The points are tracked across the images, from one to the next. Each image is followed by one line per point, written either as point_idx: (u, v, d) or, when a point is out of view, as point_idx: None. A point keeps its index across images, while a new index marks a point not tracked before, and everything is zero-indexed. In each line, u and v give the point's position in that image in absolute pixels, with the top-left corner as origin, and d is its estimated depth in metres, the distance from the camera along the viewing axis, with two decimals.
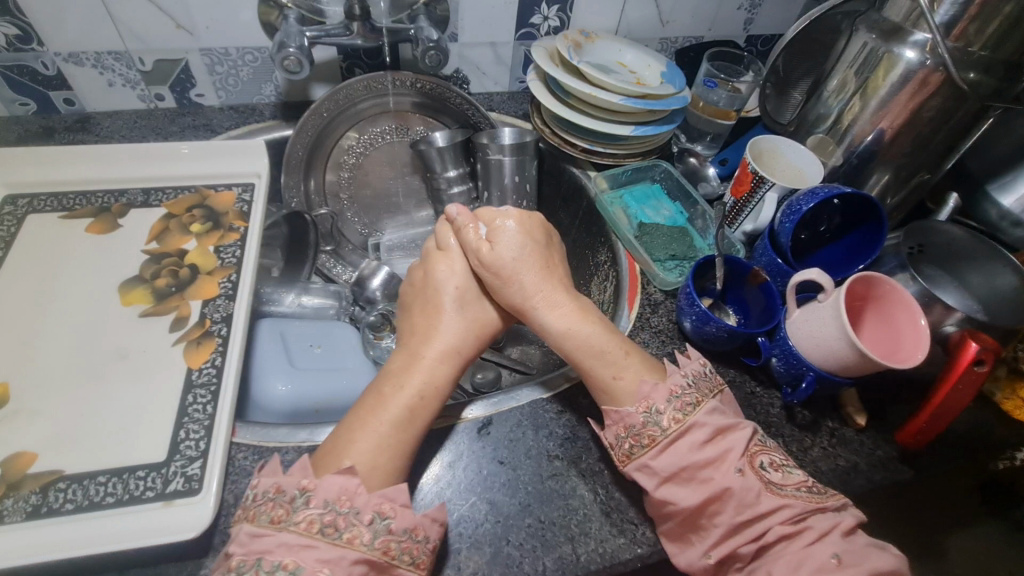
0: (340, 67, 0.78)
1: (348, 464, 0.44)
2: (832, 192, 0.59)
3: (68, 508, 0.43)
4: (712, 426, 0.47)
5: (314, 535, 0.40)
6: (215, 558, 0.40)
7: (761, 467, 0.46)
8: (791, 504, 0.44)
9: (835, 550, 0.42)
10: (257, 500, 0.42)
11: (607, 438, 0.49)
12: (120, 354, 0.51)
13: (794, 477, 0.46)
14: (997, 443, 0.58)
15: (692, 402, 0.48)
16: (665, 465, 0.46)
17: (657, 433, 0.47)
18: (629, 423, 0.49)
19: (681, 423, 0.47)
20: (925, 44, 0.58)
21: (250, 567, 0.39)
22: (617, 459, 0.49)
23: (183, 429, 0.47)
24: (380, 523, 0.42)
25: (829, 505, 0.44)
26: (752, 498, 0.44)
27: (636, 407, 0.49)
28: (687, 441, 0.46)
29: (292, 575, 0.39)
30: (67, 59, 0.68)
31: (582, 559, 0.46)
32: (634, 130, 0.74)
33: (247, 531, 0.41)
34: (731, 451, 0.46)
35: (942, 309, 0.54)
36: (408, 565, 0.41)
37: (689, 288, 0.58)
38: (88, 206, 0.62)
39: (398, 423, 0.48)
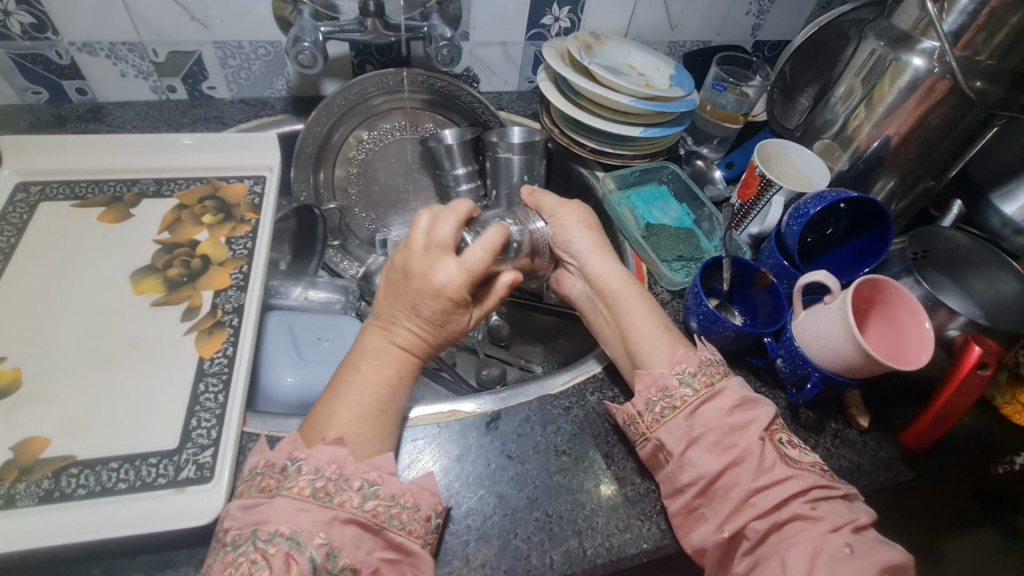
0: (352, 63, 0.78)
1: (336, 434, 0.45)
2: (840, 196, 0.60)
3: (80, 494, 0.43)
4: (741, 393, 0.50)
5: (307, 499, 0.41)
6: (245, 528, 0.40)
7: (779, 443, 0.48)
8: (803, 475, 0.45)
9: (847, 539, 0.41)
10: (306, 474, 0.42)
11: (637, 405, 0.51)
12: (131, 342, 0.52)
13: (808, 457, 0.48)
14: (997, 447, 0.59)
15: (720, 371, 0.52)
16: (693, 426, 0.48)
17: (689, 395, 0.49)
18: (662, 385, 0.51)
19: (711, 387, 0.50)
20: (933, 52, 0.59)
21: (244, 538, 0.39)
22: (645, 426, 0.50)
23: (194, 417, 0.48)
24: (369, 489, 0.43)
25: (840, 489, 0.45)
26: (770, 464, 0.45)
27: (670, 368, 0.52)
28: (717, 405, 0.49)
29: (292, 538, 0.38)
30: (80, 49, 0.69)
31: (589, 553, 0.47)
32: (643, 131, 0.74)
33: (286, 504, 0.40)
34: (756, 422, 0.48)
35: (946, 313, 0.55)
36: (399, 531, 0.42)
37: (697, 288, 0.59)
38: (100, 195, 0.63)
39: (365, 402, 0.47)
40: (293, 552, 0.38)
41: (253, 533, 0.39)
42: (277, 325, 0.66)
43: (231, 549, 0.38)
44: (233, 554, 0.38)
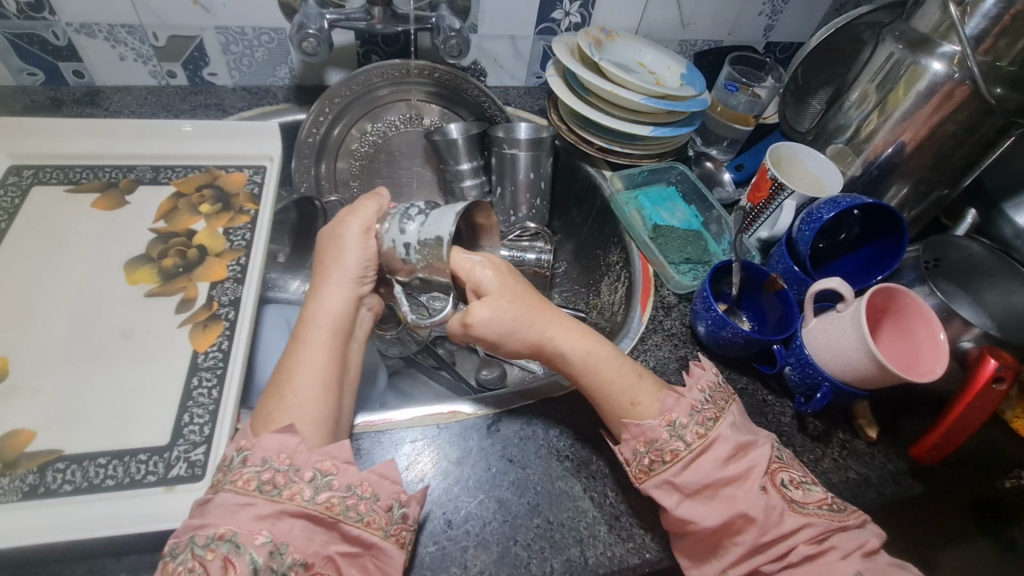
0: (357, 53, 0.76)
1: (289, 423, 0.44)
2: (854, 202, 0.58)
3: (65, 490, 0.42)
4: (735, 441, 0.46)
5: (252, 492, 0.40)
6: (185, 536, 0.39)
7: (783, 486, 0.45)
8: (813, 522, 0.43)
9: (857, 568, 0.42)
10: (252, 465, 0.41)
11: (624, 454, 0.48)
12: (123, 333, 0.50)
13: (814, 495, 0.45)
14: (1005, 461, 0.58)
15: (713, 416, 0.48)
16: (690, 483, 0.45)
17: (681, 449, 0.46)
18: (651, 437, 0.47)
19: (704, 439, 0.46)
20: (953, 57, 0.58)
21: (183, 546, 0.38)
22: (633, 477, 0.47)
23: (187, 413, 0.46)
24: (321, 480, 0.42)
25: (850, 523, 0.44)
26: (778, 519, 0.43)
27: (658, 420, 0.47)
28: (711, 458, 0.45)
29: (231, 540, 0.38)
30: (78, 30, 0.67)
31: (590, 562, 0.45)
32: (653, 130, 0.73)
33: (229, 500, 0.40)
34: (755, 470, 0.45)
35: (960, 324, 0.53)
36: (355, 523, 0.41)
37: (706, 292, 0.58)
38: (95, 181, 0.61)
39: (313, 381, 0.47)
40: (232, 557, 0.37)
41: (190, 540, 0.38)
42: (274, 319, 0.65)
43: (168, 561, 0.37)
44: (172, 564, 0.37)
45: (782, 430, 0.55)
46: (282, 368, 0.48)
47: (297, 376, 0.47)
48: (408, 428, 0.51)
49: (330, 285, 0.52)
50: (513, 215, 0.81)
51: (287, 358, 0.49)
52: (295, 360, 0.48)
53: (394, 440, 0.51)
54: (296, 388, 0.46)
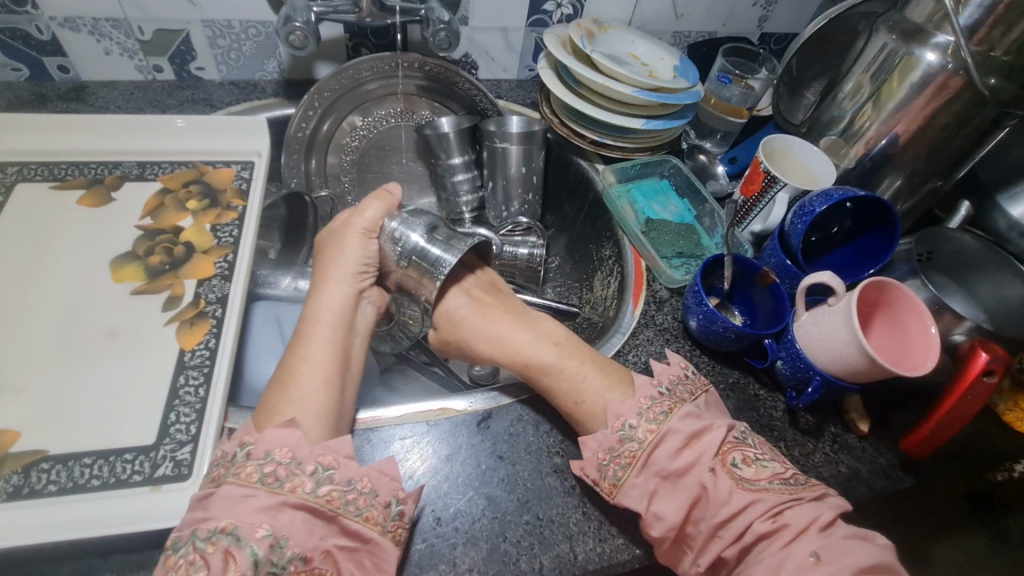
0: (346, 46, 0.76)
1: (291, 415, 0.44)
2: (846, 195, 0.58)
3: (50, 490, 0.42)
4: (686, 432, 0.47)
5: (254, 484, 0.40)
6: (187, 530, 0.39)
7: (732, 465, 0.45)
8: (763, 498, 0.43)
9: (813, 548, 0.40)
10: (256, 459, 0.41)
11: (590, 472, 0.48)
12: (109, 332, 0.50)
13: (766, 471, 0.45)
14: (996, 454, 0.58)
15: (664, 409, 0.49)
16: (649, 480, 0.46)
17: (636, 449, 0.47)
18: (609, 446, 0.48)
19: (654, 434, 0.47)
20: (947, 47, 0.57)
21: (185, 540, 0.38)
22: (605, 492, 0.46)
23: (173, 412, 0.46)
24: (322, 473, 0.42)
25: (805, 496, 0.43)
26: (724, 496, 0.44)
27: (610, 427, 0.49)
28: (663, 451, 0.46)
29: (232, 533, 0.38)
30: (62, 24, 0.66)
31: (580, 558, 0.45)
32: (645, 123, 0.72)
33: (231, 492, 0.40)
34: (704, 453, 0.46)
35: (952, 317, 0.53)
36: (354, 517, 0.41)
37: (697, 286, 0.57)
38: (80, 177, 0.60)
39: (315, 373, 0.48)
40: (232, 549, 0.37)
41: (192, 533, 0.38)
42: (264, 316, 0.65)
43: (171, 553, 0.37)
44: (173, 557, 0.37)
45: (772, 425, 0.55)
46: (286, 363, 0.49)
47: (300, 368, 0.48)
48: (398, 425, 0.51)
49: (327, 290, 0.54)
50: (505, 210, 0.81)
51: (291, 352, 0.50)
52: (301, 354, 0.49)
53: (383, 437, 0.50)
54: (300, 380, 0.47)
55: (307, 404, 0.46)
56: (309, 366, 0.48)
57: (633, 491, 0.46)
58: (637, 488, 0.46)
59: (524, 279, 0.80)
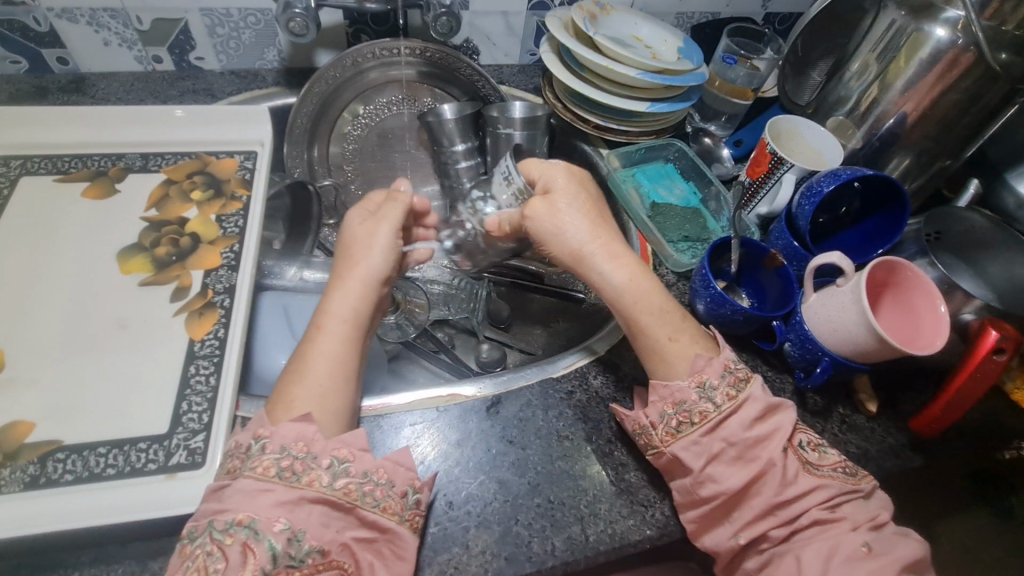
0: (346, 33, 0.75)
1: (306, 411, 0.43)
2: (855, 174, 0.57)
3: (66, 480, 0.42)
4: (765, 402, 0.46)
5: (271, 479, 0.40)
6: (203, 520, 0.39)
7: (800, 447, 0.46)
8: (827, 484, 0.44)
9: (865, 539, 0.42)
10: (272, 452, 0.41)
11: (650, 416, 0.48)
12: (119, 323, 0.50)
13: (827, 458, 0.46)
14: (1005, 432, 0.58)
15: (744, 377, 0.48)
16: (714, 443, 0.45)
17: (709, 410, 0.46)
18: (680, 399, 0.47)
19: (734, 400, 0.46)
20: (956, 23, 0.57)
21: (201, 530, 0.38)
22: (659, 441, 0.47)
23: (184, 401, 0.46)
24: (339, 467, 0.42)
25: (862, 488, 0.45)
26: (792, 477, 0.43)
27: (690, 381, 0.47)
28: (739, 419, 0.45)
29: (249, 526, 0.38)
30: (59, 15, 0.65)
31: (592, 539, 0.46)
32: (649, 106, 0.71)
33: (248, 486, 0.40)
34: (779, 429, 0.45)
35: (961, 296, 0.53)
36: (371, 508, 0.41)
37: (704, 269, 0.57)
38: (84, 170, 0.60)
39: (331, 370, 0.46)
40: (250, 543, 0.37)
41: (208, 524, 0.38)
42: (271, 306, 0.65)
43: (188, 542, 0.38)
44: (190, 547, 0.38)
45: None
46: (301, 353, 0.47)
47: (314, 358, 0.46)
48: (408, 412, 0.51)
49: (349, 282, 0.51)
50: None
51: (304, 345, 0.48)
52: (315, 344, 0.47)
53: (393, 424, 0.51)
54: (314, 372, 0.45)
55: (321, 400, 0.44)
56: (326, 361, 0.46)
57: (692, 447, 0.45)
58: (696, 445, 0.45)
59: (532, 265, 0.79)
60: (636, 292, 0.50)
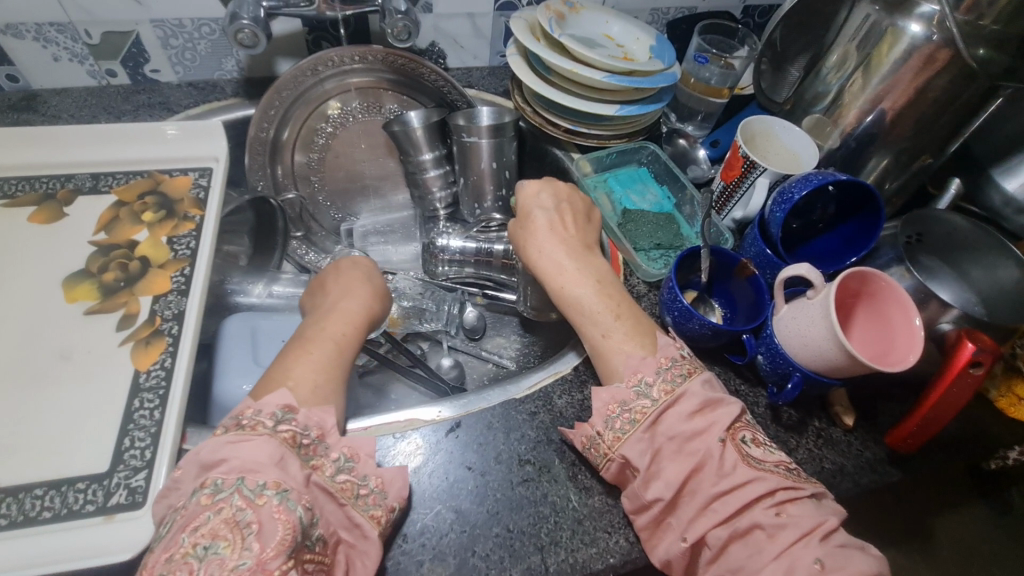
0: (306, 40, 0.72)
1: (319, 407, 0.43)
2: (827, 179, 0.55)
3: (0, 524, 0.41)
4: (703, 397, 0.45)
5: (291, 448, 0.39)
6: (230, 475, 0.37)
7: (742, 443, 0.44)
8: (766, 477, 0.42)
9: (817, 555, 0.38)
10: (297, 424, 0.41)
11: (596, 424, 0.47)
12: (62, 355, 0.48)
13: (772, 455, 0.44)
14: (988, 442, 0.56)
15: (682, 372, 0.47)
16: (655, 439, 0.44)
17: (647, 406, 0.45)
18: (620, 400, 0.47)
19: (672, 393, 0.45)
20: (932, 17, 0.54)
21: (227, 485, 0.37)
22: (606, 446, 0.46)
23: (127, 437, 0.45)
24: (344, 462, 0.42)
25: (807, 488, 0.43)
26: (728, 468, 0.42)
27: (625, 382, 0.47)
28: (676, 412, 0.45)
29: (281, 492, 0.37)
30: (4, 31, 0.63)
31: (552, 570, 0.44)
32: (619, 109, 0.69)
33: (269, 446, 0.38)
34: (716, 423, 0.44)
35: (937, 305, 0.51)
36: (362, 510, 0.40)
37: (672, 281, 0.55)
38: (32, 193, 0.58)
39: (327, 370, 0.46)
40: (282, 509, 0.36)
41: (237, 480, 0.37)
42: (238, 328, 0.62)
43: (211, 492, 0.36)
44: (214, 499, 0.36)
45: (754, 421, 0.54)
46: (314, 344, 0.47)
47: (314, 352, 0.47)
48: (364, 438, 0.50)
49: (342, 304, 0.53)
50: (478, 206, 0.79)
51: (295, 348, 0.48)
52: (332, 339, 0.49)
53: None
54: (312, 368, 0.45)
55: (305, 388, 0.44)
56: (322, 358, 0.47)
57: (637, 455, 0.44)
58: (642, 442, 0.44)
59: (503, 274, 0.75)
60: (572, 290, 0.54)
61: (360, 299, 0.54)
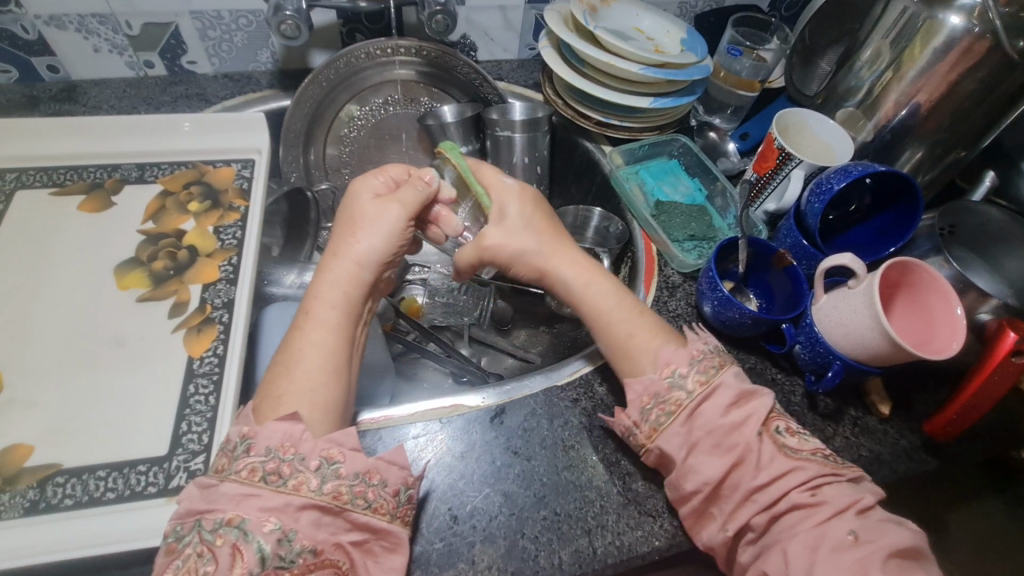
0: (340, 32, 0.73)
1: (295, 409, 0.42)
2: (866, 171, 0.56)
3: (66, 505, 0.42)
4: (737, 388, 0.46)
5: (257, 483, 0.39)
6: (189, 519, 0.38)
7: (777, 432, 0.45)
8: (804, 466, 0.43)
9: (850, 527, 0.39)
10: (257, 455, 0.40)
11: (633, 415, 0.47)
12: (117, 341, 0.49)
13: (808, 443, 0.45)
14: (1022, 431, 0.57)
15: (715, 364, 0.48)
16: (693, 432, 0.45)
17: (683, 398, 0.46)
18: (653, 391, 0.47)
19: (707, 385, 0.46)
20: (972, 9, 0.54)
21: (188, 529, 0.38)
22: (644, 437, 0.47)
23: (184, 421, 0.46)
24: (328, 469, 0.40)
25: (845, 474, 0.43)
26: (766, 463, 0.43)
27: (659, 372, 0.48)
28: (714, 403, 0.45)
29: (239, 527, 0.37)
30: (47, 23, 0.64)
31: (599, 552, 0.45)
32: (652, 102, 0.69)
33: (233, 489, 0.39)
34: (753, 416, 0.45)
35: (976, 295, 0.51)
36: (363, 510, 0.40)
37: (711, 271, 0.55)
38: (80, 182, 0.59)
39: (320, 360, 0.45)
40: (240, 544, 0.37)
41: (197, 523, 0.38)
42: (277, 316, 0.61)
43: (174, 540, 0.37)
44: (179, 545, 0.37)
45: (791, 410, 0.54)
46: (285, 348, 0.46)
47: (308, 337, 0.46)
48: (410, 423, 0.51)
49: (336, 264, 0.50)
50: None
51: (291, 332, 0.47)
52: (301, 336, 0.46)
53: (397, 436, 0.50)
54: (300, 365, 0.44)
55: (279, 391, 0.43)
56: (315, 342, 0.45)
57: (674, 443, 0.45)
58: (678, 436, 0.45)
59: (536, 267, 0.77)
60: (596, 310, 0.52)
61: (328, 272, 0.49)
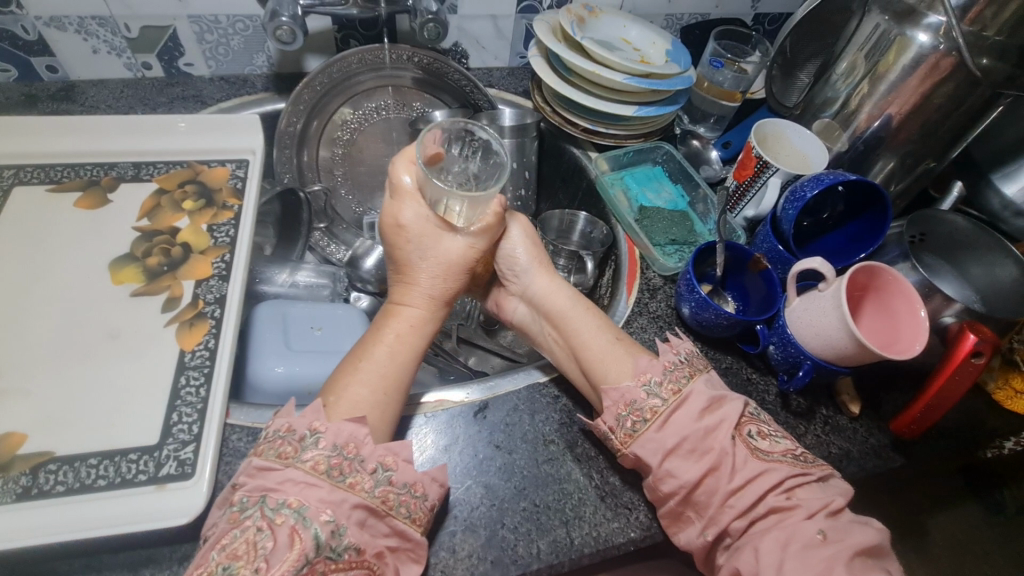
0: (335, 38, 0.75)
1: (359, 414, 0.46)
2: (837, 179, 0.58)
3: (58, 490, 0.43)
4: (710, 394, 0.48)
5: (321, 475, 0.41)
6: (255, 493, 0.40)
7: (749, 436, 0.47)
8: (777, 468, 0.45)
9: (820, 527, 0.42)
10: (324, 449, 0.42)
11: (609, 420, 0.49)
12: (111, 334, 0.51)
13: (779, 444, 0.47)
14: (987, 432, 0.59)
15: (686, 374, 0.50)
16: (667, 439, 0.46)
17: (658, 406, 0.48)
18: (631, 399, 0.49)
19: (677, 395, 0.48)
20: (939, 27, 0.57)
21: (254, 503, 0.40)
22: (619, 442, 0.48)
23: (175, 412, 0.47)
24: (382, 475, 0.43)
25: (813, 472, 0.46)
26: (734, 462, 0.45)
27: (635, 381, 0.50)
28: (687, 411, 0.47)
29: (299, 512, 0.39)
30: (48, 24, 0.65)
31: (576, 542, 0.47)
32: (637, 110, 0.72)
33: (298, 477, 0.41)
34: (725, 420, 0.47)
35: (941, 299, 0.54)
36: (404, 518, 0.43)
37: (689, 274, 0.58)
38: (77, 179, 0.60)
39: (387, 376, 0.49)
40: (298, 528, 0.39)
41: (261, 499, 0.40)
42: (270, 313, 0.64)
43: (239, 510, 0.39)
44: (241, 516, 0.39)
45: (766, 408, 0.56)
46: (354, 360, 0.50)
47: (376, 354, 0.51)
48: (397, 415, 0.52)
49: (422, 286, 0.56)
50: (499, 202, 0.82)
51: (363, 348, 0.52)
52: (374, 352, 0.51)
53: None
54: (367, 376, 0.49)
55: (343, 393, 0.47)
56: (385, 360, 0.50)
57: (648, 444, 0.47)
58: (653, 441, 0.47)
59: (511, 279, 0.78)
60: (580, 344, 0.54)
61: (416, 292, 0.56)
